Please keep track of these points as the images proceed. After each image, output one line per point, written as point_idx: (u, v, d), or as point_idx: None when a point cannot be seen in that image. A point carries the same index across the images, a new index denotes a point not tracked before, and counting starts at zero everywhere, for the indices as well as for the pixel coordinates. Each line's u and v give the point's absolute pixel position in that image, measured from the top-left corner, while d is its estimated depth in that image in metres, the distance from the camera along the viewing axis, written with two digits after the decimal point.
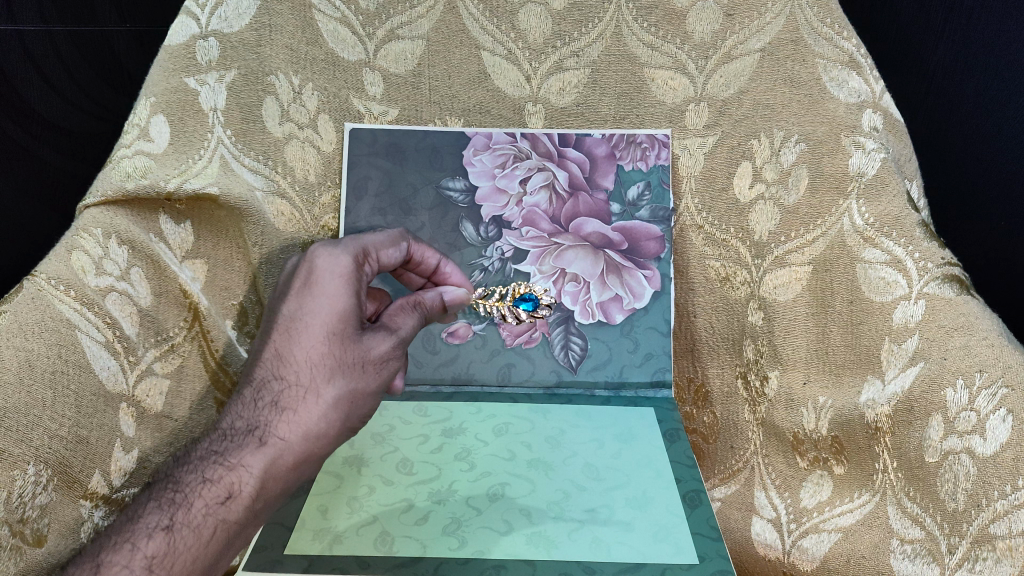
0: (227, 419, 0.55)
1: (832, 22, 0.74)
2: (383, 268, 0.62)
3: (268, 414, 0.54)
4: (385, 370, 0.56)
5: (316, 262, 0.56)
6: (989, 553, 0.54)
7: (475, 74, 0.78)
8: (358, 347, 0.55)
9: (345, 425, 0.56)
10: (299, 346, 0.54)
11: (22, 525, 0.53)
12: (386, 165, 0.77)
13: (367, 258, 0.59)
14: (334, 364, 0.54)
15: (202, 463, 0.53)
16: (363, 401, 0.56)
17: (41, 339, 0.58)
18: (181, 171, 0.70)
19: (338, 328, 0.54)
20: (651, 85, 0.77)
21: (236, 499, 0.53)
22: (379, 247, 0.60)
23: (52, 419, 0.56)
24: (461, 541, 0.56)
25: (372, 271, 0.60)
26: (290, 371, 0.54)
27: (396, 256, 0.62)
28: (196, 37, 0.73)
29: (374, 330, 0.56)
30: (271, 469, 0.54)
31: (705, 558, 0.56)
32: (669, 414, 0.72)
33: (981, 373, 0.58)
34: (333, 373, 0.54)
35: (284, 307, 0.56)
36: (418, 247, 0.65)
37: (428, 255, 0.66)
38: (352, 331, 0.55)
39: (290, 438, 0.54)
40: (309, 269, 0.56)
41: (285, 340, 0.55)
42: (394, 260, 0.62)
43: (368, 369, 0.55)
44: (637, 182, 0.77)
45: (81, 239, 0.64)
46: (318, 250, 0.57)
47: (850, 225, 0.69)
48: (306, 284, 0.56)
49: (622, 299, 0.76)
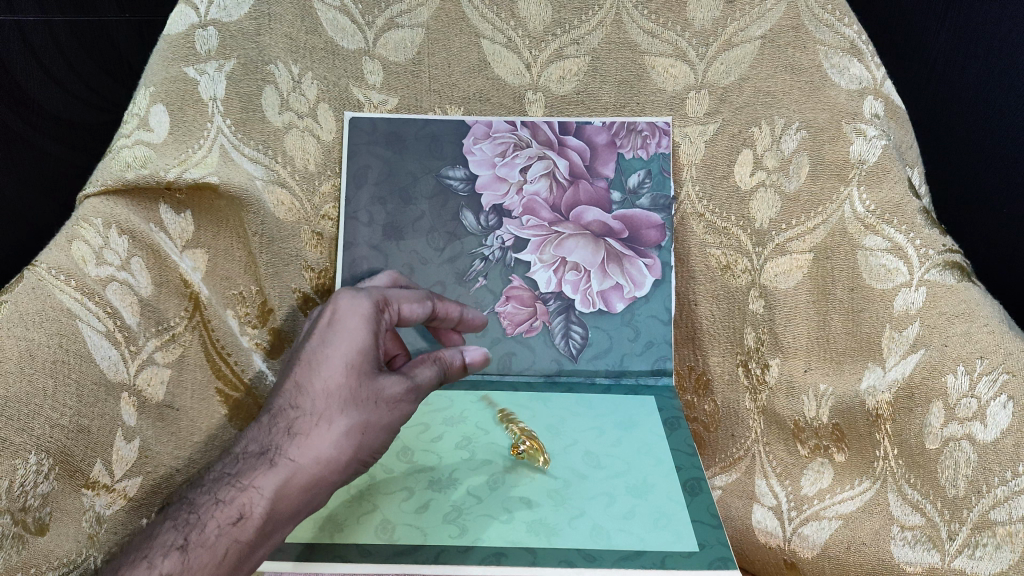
0: (241, 443, 0.55)
1: (833, 8, 0.73)
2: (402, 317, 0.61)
3: (282, 438, 0.53)
4: (399, 410, 0.56)
5: (338, 301, 0.57)
6: (990, 539, 0.54)
7: (475, 62, 0.78)
8: (376, 383, 0.54)
9: (356, 454, 0.55)
10: (316, 378, 0.54)
11: (23, 513, 0.54)
12: (385, 154, 0.78)
13: (388, 307, 0.58)
14: (348, 396, 0.53)
15: (216, 485, 0.53)
16: (375, 435, 0.55)
17: (42, 329, 0.58)
18: (181, 160, 0.70)
19: (357, 362, 0.54)
20: (651, 73, 0.77)
21: (247, 519, 0.51)
22: (403, 299, 0.60)
23: (54, 408, 0.56)
24: (462, 529, 0.57)
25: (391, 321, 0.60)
26: (305, 400, 0.54)
27: (421, 312, 0.61)
28: (194, 26, 0.72)
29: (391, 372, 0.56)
30: (284, 489, 0.52)
31: (705, 545, 0.56)
32: (669, 401, 0.73)
33: (982, 360, 0.58)
34: (346, 402, 0.53)
35: (305, 342, 0.55)
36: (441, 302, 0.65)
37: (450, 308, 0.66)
38: (370, 368, 0.54)
39: (300, 460, 0.53)
40: (331, 306, 0.56)
41: (304, 372, 0.54)
42: (417, 315, 0.61)
43: (382, 407, 0.54)
44: (637, 170, 0.77)
45: (81, 229, 0.64)
46: (340, 290, 0.57)
47: (851, 212, 0.69)
48: (328, 321, 0.56)
49: (622, 288, 0.76)
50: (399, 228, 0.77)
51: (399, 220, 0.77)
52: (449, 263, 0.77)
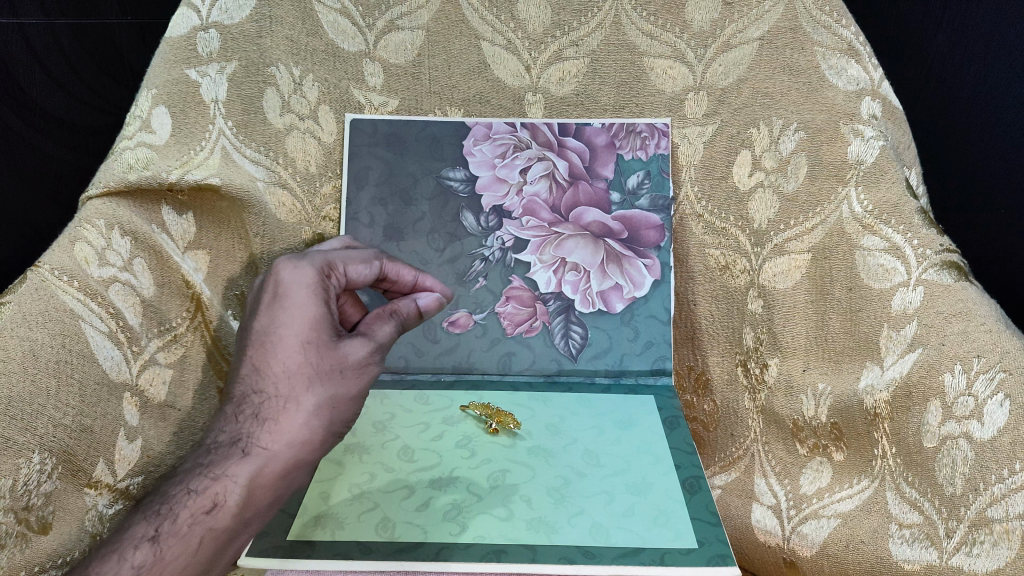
0: (211, 433, 0.56)
1: (831, 10, 0.73)
2: (353, 283, 0.60)
3: (251, 426, 0.55)
4: (365, 375, 0.57)
5: (282, 275, 0.56)
6: (987, 536, 0.54)
7: (475, 64, 0.78)
8: (335, 354, 0.55)
9: (331, 431, 0.56)
10: (274, 359, 0.55)
11: (26, 512, 0.54)
12: (386, 155, 0.78)
13: (333, 272, 0.58)
14: (311, 373, 0.55)
15: (187, 475, 0.54)
16: (345, 405, 0.56)
17: (45, 329, 0.58)
18: (182, 162, 0.70)
19: (312, 336, 0.55)
20: (650, 75, 0.78)
21: (222, 507, 0.52)
22: (347, 262, 0.59)
23: (57, 408, 0.57)
24: (462, 526, 0.57)
25: (340, 286, 0.59)
26: (268, 384, 0.55)
27: (369, 272, 0.60)
28: (196, 29, 0.73)
29: (350, 337, 0.56)
30: (258, 477, 0.54)
31: (704, 542, 0.56)
32: (669, 401, 0.73)
33: (979, 358, 0.58)
34: (312, 381, 0.55)
35: (257, 322, 0.56)
36: (395, 264, 0.62)
37: (405, 272, 0.63)
38: (328, 338, 0.55)
39: (274, 447, 0.54)
40: (275, 282, 0.56)
41: (261, 355, 0.55)
42: (365, 277, 0.60)
43: (348, 376, 0.56)
44: (636, 171, 0.78)
45: (84, 230, 0.64)
46: (282, 263, 0.57)
47: (849, 213, 0.69)
48: (275, 298, 0.56)
49: (622, 288, 0.77)
50: (400, 229, 0.78)
51: (400, 222, 0.78)
52: (449, 263, 0.78)
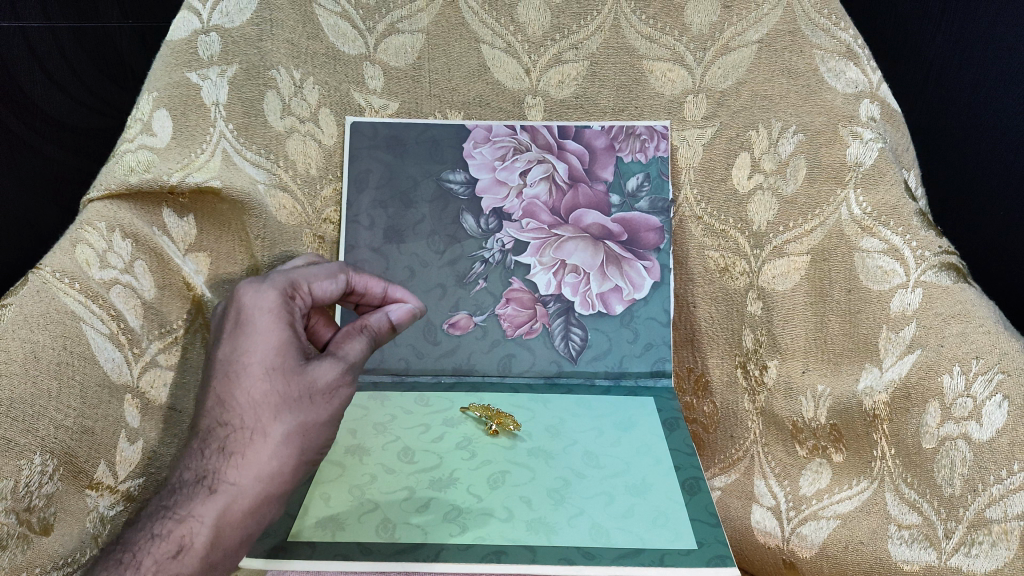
0: (175, 472, 0.54)
1: (829, 13, 0.74)
2: (319, 302, 0.59)
3: (218, 462, 0.52)
4: (337, 399, 0.54)
5: (243, 300, 0.55)
6: (985, 537, 0.54)
7: (475, 67, 0.79)
8: (303, 379, 0.53)
9: (304, 460, 0.54)
10: (238, 388, 0.52)
11: (28, 513, 0.54)
12: (386, 158, 0.79)
13: (297, 292, 0.57)
14: (279, 400, 0.52)
15: (150, 520, 0.51)
16: (317, 432, 0.53)
17: (46, 331, 0.58)
18: (183, 165, 0.70)
19: (277, 362, 0.52)
20: (649, 78, 0.78)
21: (189, 550, 0.50)
22: (310, 279, 0.58)
23: (58, 410, 0.57)
24: (462, 527, 0.57)
25: (305, 305, 0.57)
26: (234, 416, 0.52)
27: (334, 288, 0.59)
28: (197, 32, 0.73)
29: (318, 358, 0.54)
30: (227, 514, 0.51)
31: (704, 543, 0.56)
32: (669, 403, 0.73)
33: (977, 360, 0.58)
34: (279, 409, 0.52)
35: (219, 352, 0.54)
36: (361, 278, 0.61)
37: (373, 285, 0.61)
38: (294, 362, 0.53)
39: (242, 482, 0.52)
40: (236, 308, 0.54)
41: (225, 386, 0.53)
42: (331, 293, 0.59)
43: (318, 401, 0.53)
44: (636, 174, 0.78)
45: (86, 232, 0.64)
46: (243, 288, 0.55)
47: (848, 215, 0.69)
48: (237, 324, 0.54)
49: (621, 290, 0.77)
50: (400, 231, 0.78)
51: (400, 224, 0.78)
52: (449, 266, 0.78)
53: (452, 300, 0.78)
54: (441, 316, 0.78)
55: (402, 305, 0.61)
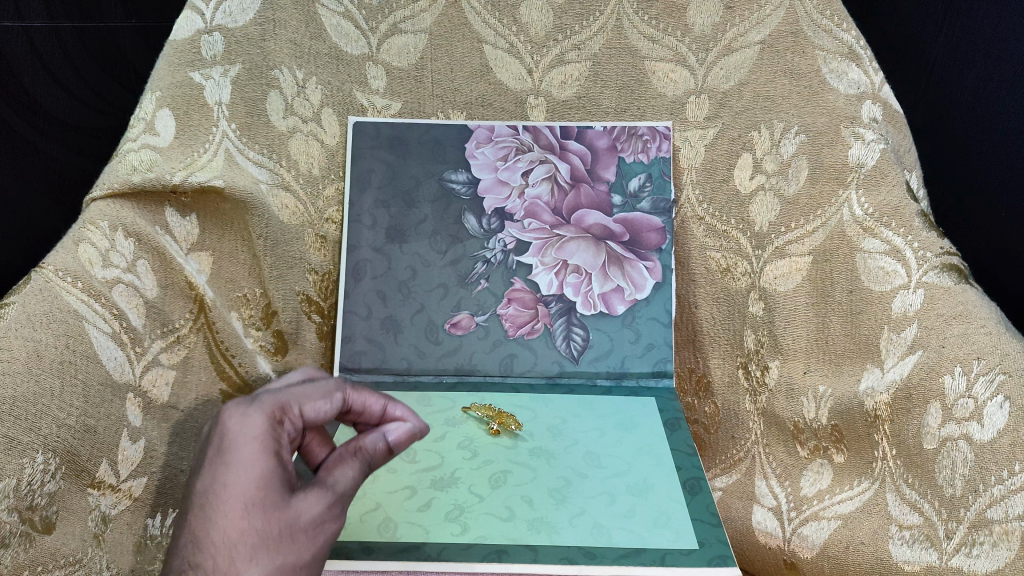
0: None
1: (832, 14, 0.74)
2: (309, 425, 0.47)
3: None
4: (323, 537, 0.43)
5: (226, 423, 0.44)
6: (987, 537, 0.54)
7: (477, 67, 0.79)
8: (287, 515, 0.42)
9: None
10: (212, 528, 0.42)
11: (31, 512, 0.52)
12: (388, 158, 0.79)
13: (286, 416, 0.46)
14: (256, 542, 0.41)
15: None
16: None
17: (50, 330, 0.58)
18: (186, 164, 0.70)
19: (260, 498, 0.42)
20: (652, 78, 0.78)
21: None
22: (302, 399, 0.47)
23: (60, 408, 0.56)
24: (463, 527, 0.57)
25: (294, 431, 0.46)
26: (205, 558, 0.42)
27: (329, 408, 0.48)
28: (200, 32, 0.73)
29: (305, 489, 0.44)
30: None
31: (704, 543, 0.56)
32: (670, 403, 0.73)
33: (979, 361, 0.58)
34: (257, 549, 0.41)
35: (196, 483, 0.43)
36: (359, 393, 0.49)
37: (371, 401, 0.49)
38: (279, 495, 0.42)
39: None
40: (218, 433, 0.44)
41: (200, 523, 0.42)
42: (325, 414, 0.48)
43: (302, 540, 0.43)
44: (637, 174, 0.79)
45: (88, 232, 0.64)
46: (229, 408, 0.45)
47: (850, 216, 0.69)
48: (217, 450, 0.43)
49: (623, 290, 0.77)
50: (402, 231, 0.79)
51: (402, 224, 0.79)
52: (451, 265, 0.79)
53: (454, 300, 0.78)
54: (442, 315, 0.78)
55: (401, 423, 0.49)
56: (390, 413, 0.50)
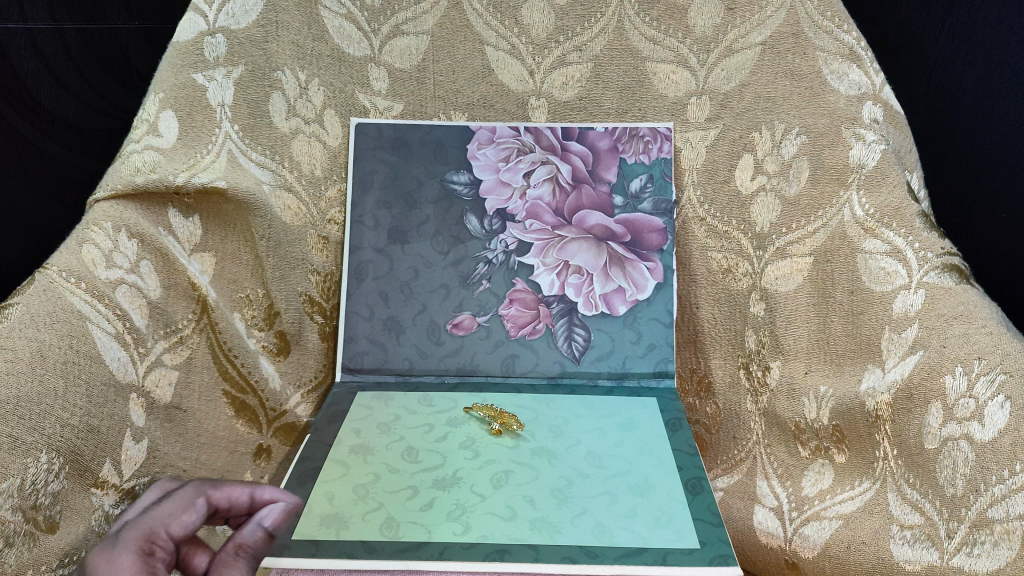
0: None
1: (832, 15, 0.74)
2: (194, 552, 0.54)
3: None
4: None
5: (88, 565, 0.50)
6: (988, 537, 0.54)
7: (479, 69, 0.79)
8: None
9: None
10: None
11: (35, 511, 0.51)
12: (390, 159, 0.80)
13: (156, 544, 0.52)
14: None
15: None
16: None
17: (53, 330, 0.57)
18: (189, 165, 0.71)
19: None
20: (653, 79, 0.78)
21: None
22: (166, 524, 0.54)
23: (63, 408, 0.55)
24: (465, 526, 0.57)
25: (167, 557, 0.52)
26: None
27: (194, 520, 0.55)
28: (202, 34, 0.74)
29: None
30: None
31: (706, 543, 0.56)
32: (671, 403, 0.73)
33: (979, 361, 0.58)
34: None
35: None
36: (223, 493, 0.57)
37: (236, 495, 0.57)
38: None
39: None
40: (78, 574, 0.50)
41: None
42: (191, 526, 0.55)
43: None
44: (639, 175, 0.79)
45: (92, 232, 0.64)
46: (92, 558, 0.50)
47: (850, 216, 0.69)
48: None
49: (625, 291, 0.78)
50: (404, 231, 0.79)
51: (404, 224, 0.79)
52: (452, 266, 0.79)
53: (456, 301, 0.78)
54: (444, 316, 0.78)
55: (272, 506, 0.58)
56: (260, 497, 0.58)
